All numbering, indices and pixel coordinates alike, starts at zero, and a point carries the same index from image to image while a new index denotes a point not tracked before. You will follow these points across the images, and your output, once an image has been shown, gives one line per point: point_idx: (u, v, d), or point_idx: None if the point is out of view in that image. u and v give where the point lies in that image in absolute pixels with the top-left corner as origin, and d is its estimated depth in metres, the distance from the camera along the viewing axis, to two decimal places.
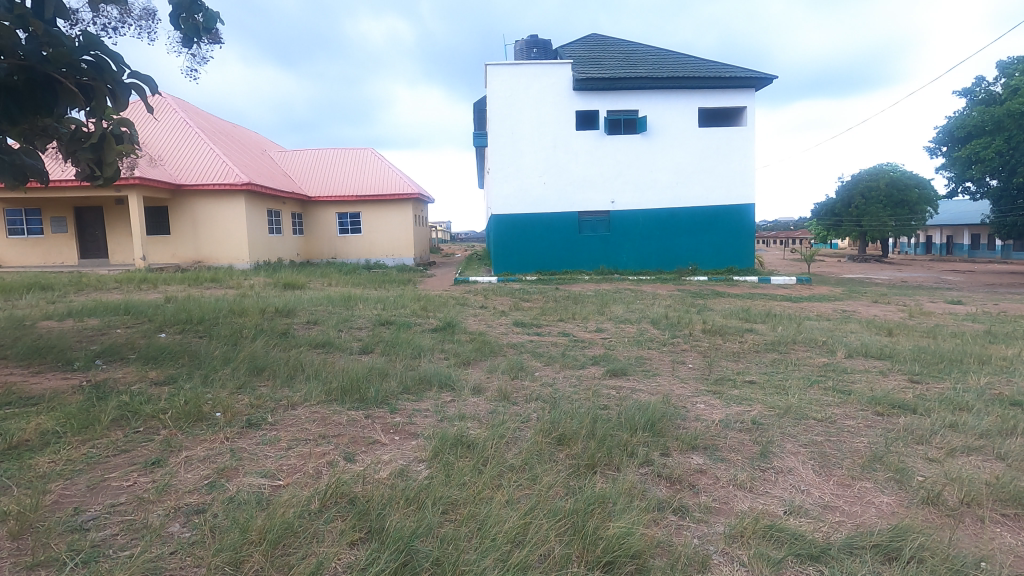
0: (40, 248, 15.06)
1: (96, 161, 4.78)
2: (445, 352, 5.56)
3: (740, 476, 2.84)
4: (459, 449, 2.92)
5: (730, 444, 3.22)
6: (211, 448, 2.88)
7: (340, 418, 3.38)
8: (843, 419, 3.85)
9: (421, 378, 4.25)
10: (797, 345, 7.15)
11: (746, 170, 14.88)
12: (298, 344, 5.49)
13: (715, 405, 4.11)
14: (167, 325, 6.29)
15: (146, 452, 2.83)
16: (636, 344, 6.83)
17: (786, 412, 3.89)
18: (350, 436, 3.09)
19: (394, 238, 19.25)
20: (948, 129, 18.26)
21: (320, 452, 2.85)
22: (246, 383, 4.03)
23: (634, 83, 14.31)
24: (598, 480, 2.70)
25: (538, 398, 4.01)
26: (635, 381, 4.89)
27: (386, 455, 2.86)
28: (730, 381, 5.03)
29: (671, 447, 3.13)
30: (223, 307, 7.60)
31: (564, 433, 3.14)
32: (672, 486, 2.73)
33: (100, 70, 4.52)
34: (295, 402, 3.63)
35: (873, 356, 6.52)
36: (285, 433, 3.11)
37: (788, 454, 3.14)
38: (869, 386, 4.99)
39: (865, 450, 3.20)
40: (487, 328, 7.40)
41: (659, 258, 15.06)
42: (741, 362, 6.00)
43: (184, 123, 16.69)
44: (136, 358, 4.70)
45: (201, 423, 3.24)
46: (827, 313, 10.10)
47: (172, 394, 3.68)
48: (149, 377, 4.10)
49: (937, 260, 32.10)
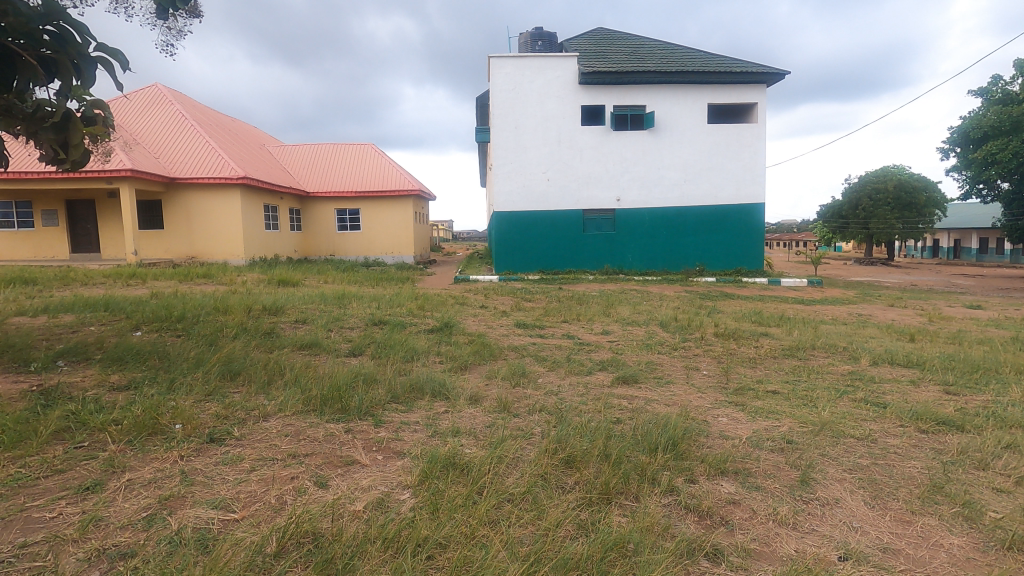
0: (30, 242, 14.63)
1: (62, 143, 4.31)
2: (441, 355, 5.13)
3: (779, 508, 2.42)
4: (451, 472, 2.50)
5: (765, 469, 2.79)
6: (161, 469, 2.45)
7: (317, 431, 2.96)
8: (883, 437, 3.44)
9: (412, 385, 3.83)
10: (816, 350, 6.71)
11: (757, 169, 14.44)
12: (281, 344, 5.09)
13: (738, 419, 3.70)
14: (144, 323, 5.86)
15: (84, 473, 2.41)
16: (645, 348, 6.40)
17: (821, 429, 3.46)
18: (326, 456, 2.67)
19: (394, 235, 18.79)
20: (962, 129, 17.74)
21: (287, 476, 2.43)
22: (217, 388, 3.62)
23: (641, 77, 13.88)
24: (615, 515, 2.27)
25: (543, 409, 3.58)
26: (647, 390, 4.46)
27: (365, 479, 2.45)
28: (751, 390, 4.61)
29: (697, 472, 2.70)
30: (207, 304, 7.18)
31: (573, 454, 2.72)
32: (701, 521, 2.31)
33: (63, 42, 4.09)
34: (268, 412, 3.21)
35: (900, 363, 6.09)
36: (251, 450, 2.69)
37: (832, 481, 2.70)
38: (904, 399, 4.54)
39: (921, 478, 2.77)
40: (487, 329, 6.99)
41: (665, 258, 14.63)
42: (759, 370, 5.57)
43: (180, 114, 16.32)
44: (101, 359, 4.28)
45: (155, 437, 2.82)
46: (843, 316, 9.67)
47: (131, 401, 3.26)
48: (109, 382, 3.67)
49: (944, 263, 31.57)
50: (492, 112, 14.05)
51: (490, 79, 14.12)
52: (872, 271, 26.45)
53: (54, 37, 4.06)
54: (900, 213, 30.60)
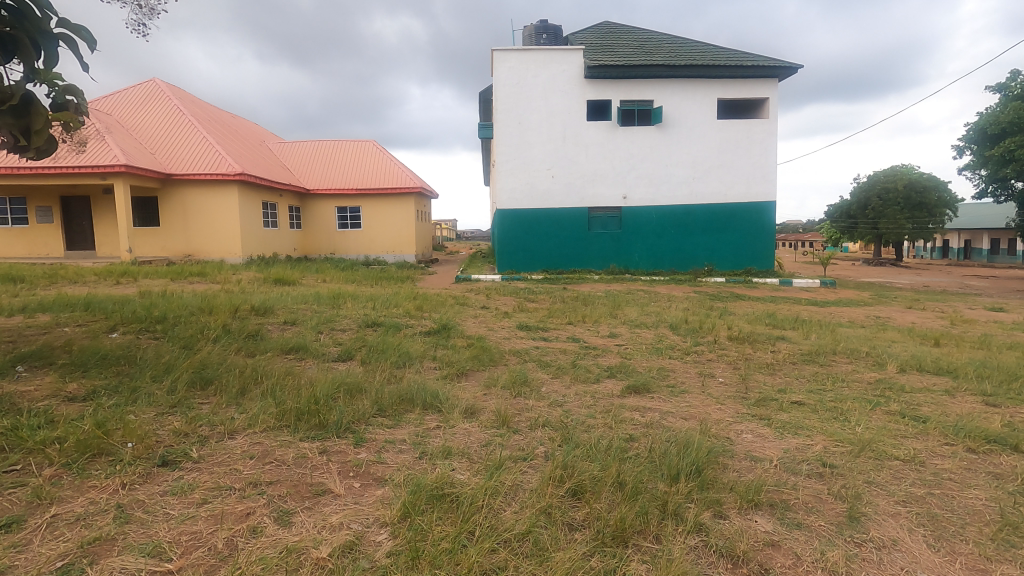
0: (24, 239, 14.33)
1: (22, 129, 3.87)
2: (436, 360, 4.75)
3: (828, 552, 2.03)
4: (438, 506, 2.12)
5: (806, 501, 2.40)
6: (94, 503, 2.07)
7: (288, 453, 2.58)
8: (932, 459, 3.04)
9: (402, 396, 3.44)
10: (838, 356, 6.30)
11: (768, 167, 14.01)
12: (263, 348, 4.72)
13: (765, 436, 3.31)
14: (121, 324, 5.48)
15: (4, 506, 2.04)
16: (655, 352, 6.00)
17: (861, 449, 3.06)
18: (292, 484, 2.29)
19: (395, 234, 18.40)
20: (979, 126, 17.19)
21: (245, 510, 2.05)
22: (183, 400, 3.24)
23: (649, 71, 13.47)
24: (634, 564, 1.89)
25: (546, 424, 3.20)
26: (660, 400, 4.07)
27: (335, 515, 2.07)
28: (774, 401, 4.21)
29: (727, 505, 2.31)
30: (193, 303, 6.79)
31: (581, 484, 2.33)
32: (736, 570, 1.92)
33: (21, 17, 3.68)
34: (235, 428, 2.84)
35: (930, 371, 5.68)
36: (207, 476, 2.32)
37: (885, 516, 2.30)
38: (942, 412, 4.12)
39: (989, 512, 2.37)
40: (487, 331, 6.61)
41: (672, 259, 14.20)
42: (779, 377, 5.17)
43: (176, 109, 16.01)
44: (63, 363, 3.90)
45: (101, 459, 2.44)
46: (860, 319, 9.25)
47: (81, 415, 2.88)
48: (64, 391, 3.31)
49: (953, 264, 30.99)
50: (495, 107, 13.68)
51: (493, 73, 13.74)
52: (882, 272, 25.92)
53: (12, 12, 3.66)
54: (910, 212, 30.01)
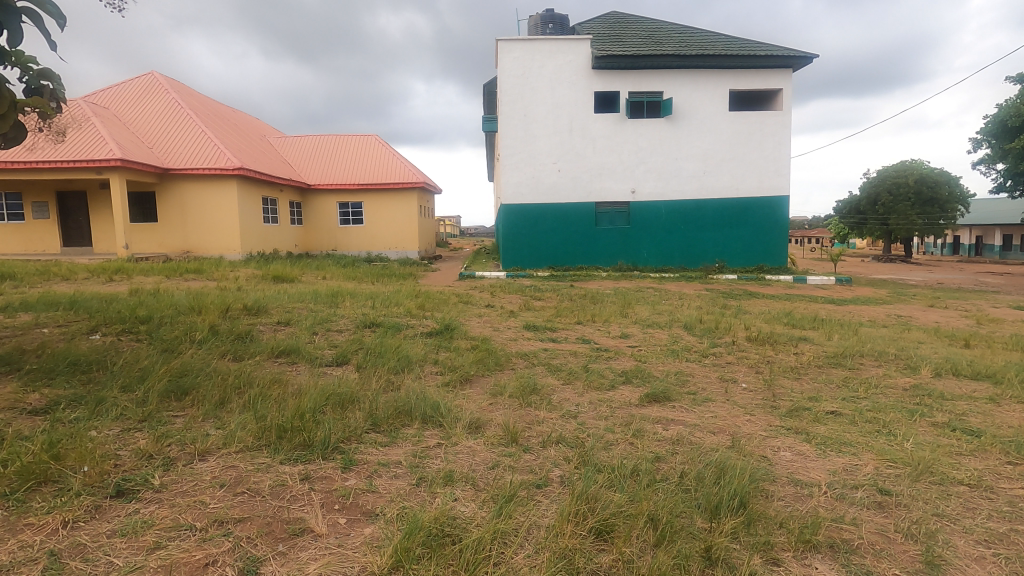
0: (19, 235, 14.05)
1: None
2: (438, 365, 4.40)
3: None
4: (439, 553, 1.76)
5: (872, 541, 2.03)
6: (24, 548, 1.72)
7: (265, 480, 2.23)
8: (1001, 484, 2.66)
9: (398, 408, 3.09)
10: (864, 358, 5.91)
11: (781, 160, 13.59)
12: (251, 351, 4.37)
13: (806, 455, 2.94)
14: (103, 325, 5.15)
15: None
16: (670, 355, 5.61)
17: (920, 472, 2.68)
18: (266, 522, 1.94)
19: (397, 229, 18.06)
20: (998, 118, 16.63)
21: (203, 561, 1.69)
22: (156, 413, 2.90)
23: (659, 61, 13.05)
24: None
25: (560, 442, 2.83)
26: (682, 411, 3.70)
27: (313, 563, 1.72)
28: (807, 411, 3.83)
29: (781, 547, 1.95)
30: (183, 302, 6.44)
31: (608, 524, 1.97)
32: None
33: None
34: (209, 448, 2.50)
35: (967, 376, 5.28)
36: (167, 510, 1.97)
37: (968, 562, 1.94)
38: (994, 424, 3.73)
39: None
40: (492, 331, 6.26)
41: (682, 255, 13.80)
42: (807, 383, 4.79)
43: (175, 103, 15.69)
44: (30, 369, 3.56)
45: (47, 488, 2.09)
46: (881, 318, 8.83)
47: (33, 433, 2.53)
48: (23, 402, 2.97)
49: (966, 261, 30.43)
50: (500, 98, 13.31)
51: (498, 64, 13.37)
52: (894, 269, 25.40)
53: None
54: (921, 208, 29.41)
